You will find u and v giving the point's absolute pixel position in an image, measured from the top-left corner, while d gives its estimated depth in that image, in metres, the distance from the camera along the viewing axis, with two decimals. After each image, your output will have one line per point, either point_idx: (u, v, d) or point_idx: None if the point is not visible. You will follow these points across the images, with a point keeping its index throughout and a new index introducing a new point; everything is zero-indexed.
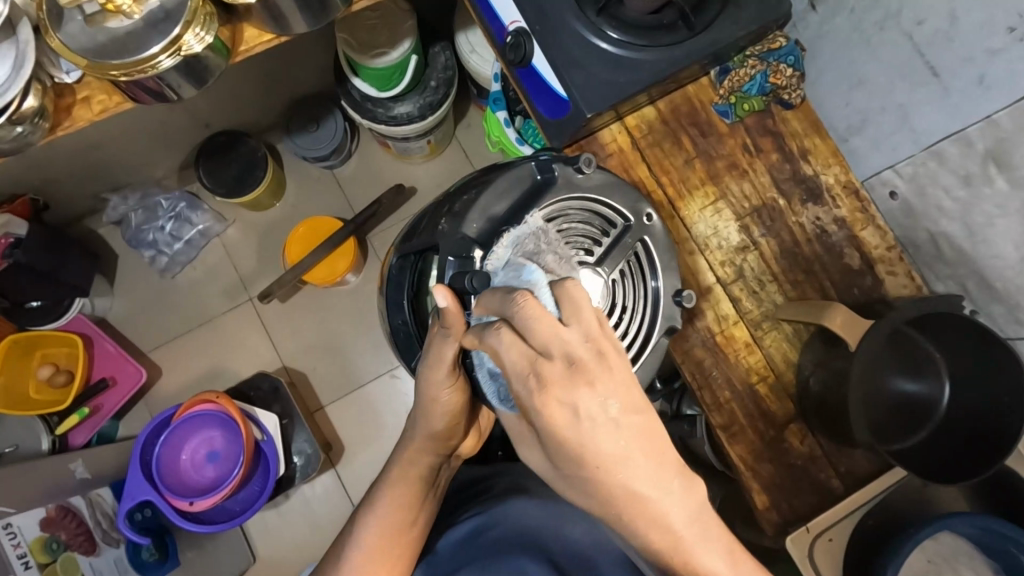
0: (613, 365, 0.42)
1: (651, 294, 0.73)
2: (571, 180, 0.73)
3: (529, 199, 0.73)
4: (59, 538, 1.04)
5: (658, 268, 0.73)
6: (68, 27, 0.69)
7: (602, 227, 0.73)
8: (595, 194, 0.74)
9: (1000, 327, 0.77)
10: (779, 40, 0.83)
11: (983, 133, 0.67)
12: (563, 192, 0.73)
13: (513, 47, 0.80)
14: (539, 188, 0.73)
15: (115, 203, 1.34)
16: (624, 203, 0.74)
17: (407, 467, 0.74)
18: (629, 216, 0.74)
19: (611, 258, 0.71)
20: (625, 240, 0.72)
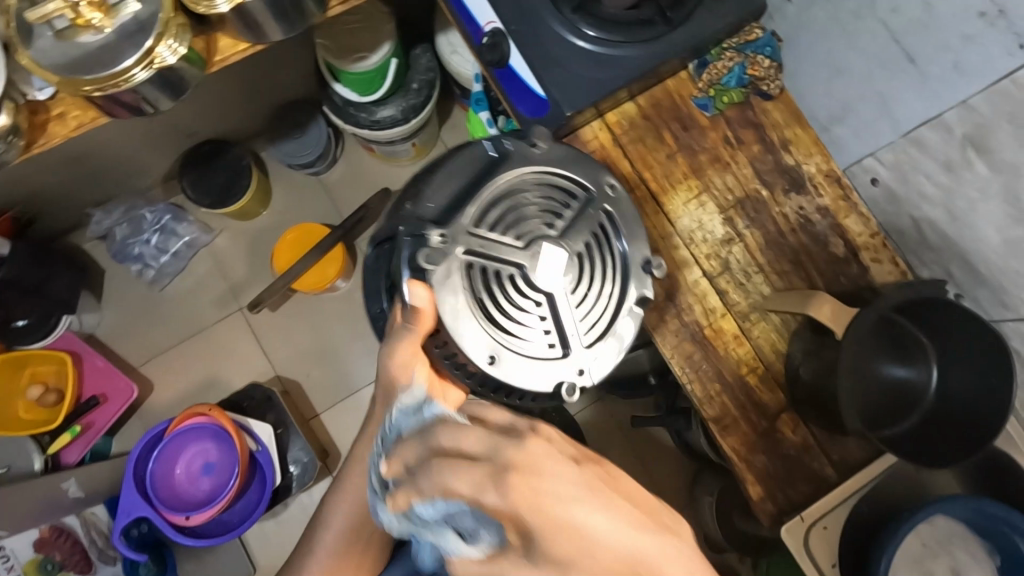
0: (532, 457, 0.35)
1: (618, 260, 0.71)
2: (527, 154, 0.70)
3: (485, 175, 0.70)
4: (54, 559, 1.06)
5: (624, 235, 0.71)
6: (38, 43, 0.68)
7: (566, 200, 0.70)
8: (554, 164, 0.71)
9: (985, 310, 0.78)
10: (756, 32, 0.83)
11: (960, 119, 0.68)
12: (518, 162, 0.69)
13: (490, 48, 0.80)
14: (498, 165, 0.70)
15: (99, 218, 1.33)
16: (580, 172, 0.72)
17: (376, 447, 0.73)
18: (592, 188, 0.70)
19: (577, 229, 0.68)
20: (588, 211, 0.70)
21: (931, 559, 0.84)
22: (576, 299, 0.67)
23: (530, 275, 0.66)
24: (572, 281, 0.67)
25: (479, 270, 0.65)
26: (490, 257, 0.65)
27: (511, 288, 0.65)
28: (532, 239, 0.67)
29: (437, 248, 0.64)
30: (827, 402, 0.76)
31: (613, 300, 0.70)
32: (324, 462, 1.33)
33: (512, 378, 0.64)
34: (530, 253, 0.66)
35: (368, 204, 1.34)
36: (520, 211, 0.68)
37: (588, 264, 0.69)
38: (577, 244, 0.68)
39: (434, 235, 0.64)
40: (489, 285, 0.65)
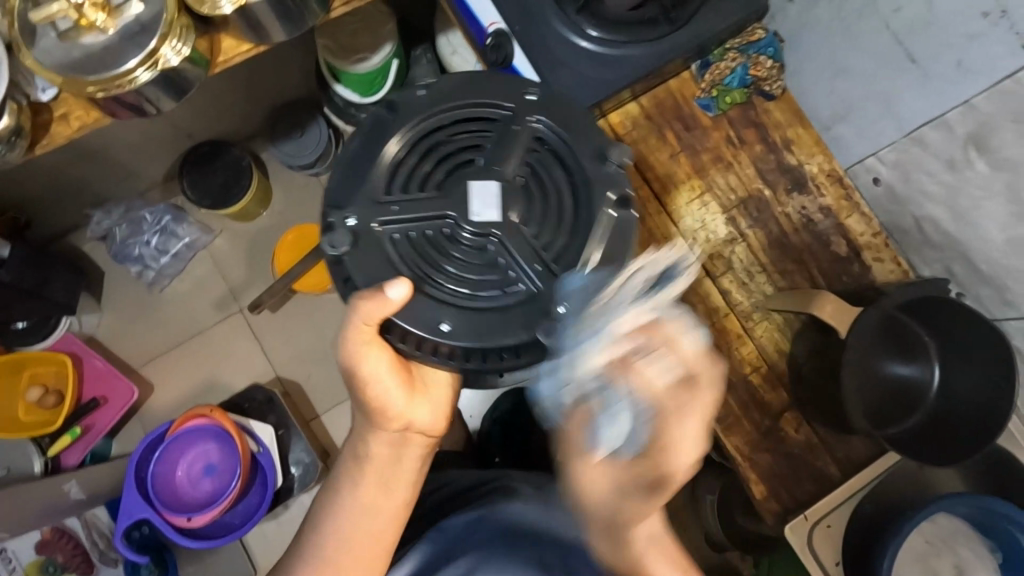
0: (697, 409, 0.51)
1: (571, 165, 0.67)
2: (414, 100, 0.68)
3: (380, 141, 0.67)
4: (56, 560, 1.10)
5: (562, 138, 0.67)
6: (41, 44, 0.68)
7: (484, 126, 0.68)
8: (450, 99, 0.68)
9: (987, 308, 0.79)
10: (758, 33, 0.83)
11: (962, 118, 0.68)
12: (414, 113, 0.67)
13: (494, 48, 0.79)
14: (394, 124, 0.67)
15: (99, 219, 1.32)
16: (495, 96, 0.68)
17: (358, 448, 0.68)
18: (509, 106, 0.68)
19: (501, 154, 0.66)
20: (512, 129, 0.67)
21: (933, 557, 0.85)
22: (531, 228, 0.64)
23: (461, 218, 0.64)
24: (513, 209, 0.65)
25: (406, 235, 0.65)
26: (414, 217, 0.64)
27: (450, 236, 0.64)
28: (456, 181, 0.65)
29: (344, 235, 0.63)
30: (827, 401, 0.76)
31: (575, 224, 0.65)
32: (325, 463, 1.33)
33: (468, 336, 0.62)
34: (455, 199, 0.64)
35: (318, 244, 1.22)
36: (436, 161, 0.66)
37: (529, 188, 0.66)
38: (516, 170, 0.66)
39: (346, 222, 0.64)
40: (423, 244, 0.64)
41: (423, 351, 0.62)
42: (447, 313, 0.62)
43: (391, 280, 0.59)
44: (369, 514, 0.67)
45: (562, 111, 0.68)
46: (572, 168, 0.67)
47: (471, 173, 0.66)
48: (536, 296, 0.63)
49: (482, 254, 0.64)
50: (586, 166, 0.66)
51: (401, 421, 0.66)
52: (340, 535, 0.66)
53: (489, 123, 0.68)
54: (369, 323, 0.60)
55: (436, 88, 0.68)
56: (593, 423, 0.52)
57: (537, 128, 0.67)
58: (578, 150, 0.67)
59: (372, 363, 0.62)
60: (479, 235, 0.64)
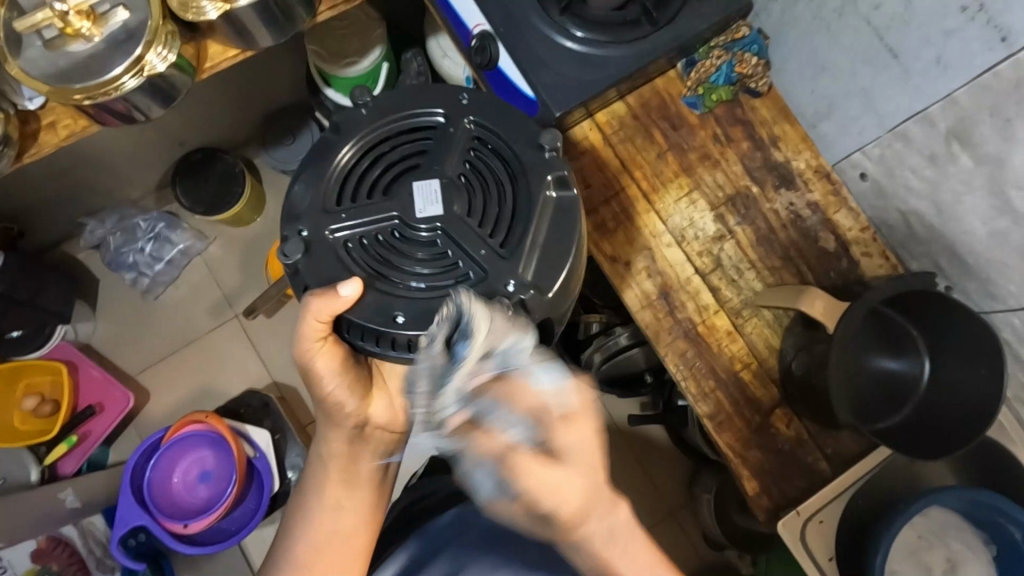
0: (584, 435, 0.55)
1: (511, 159, 0.67)
2: (355, 113, 0.68)
3: (324, 155, 0.67)
4: (51, 568, 1.10)
5: (501, 132, 0.67)
6: (27, 53, 0.68)
7: (424, 131, 0.68)
8: (389, 108, 0.68)
9: (974, 302, 0.80)
10: (742, 30, 0.84)
11: (944, 112, 0.69)
12: (355, 126, 0.68)
13: (479, 50, 0.80)
14: (337, 139, 0.67)
15: (92, 227, 1.32)
16: (431, 102, 0.69)
17: (323, 448, 0.70)
18: (442, 111, 0.68)
19: (442, 155, 0.66)
20: (450, 131, 0.67)
21: (926, 551, 0.85)
22: (477, 221, 0.64)
23: (407, 218, 0.64)
24: (456, 204, 0.65)
25: (357, 242, 0.64)
26: (362, 222, 0.64)
27: (398, 235, 0.64)
28: (401, 181, 0.66)
29: (297, 245, 0.63)
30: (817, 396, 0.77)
31: (520, 213, 0.65)
32: None
33: (423, 328, 0.60)
34: (400, 200, 0.65)
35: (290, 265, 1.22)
36: (380, 167, 0.67)
37: (474, 183, 0.66)
38: (459, 167, 0.66)
39: (298, 235, 0.64)
40: (373, 245, 0.64)
41: (381, 346, 0.62)
42: (402, 305, 0.62)
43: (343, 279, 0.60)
44: (338, 512, 0.68)
45: (496, 110, 0.68)
46: (512, 160, 0.67)
47: (414, 174, 0.66)
48: (486, 284, 0.63)
49: (430, 249, 0.64)
50: (525, 156, 0.66)
51: (357, 417, 0.68)
52: (311, 537, 0.66)
53: (427, 126, 0.68)
54: (322, 320, 0.60)
55: (373, 101, 0.68)
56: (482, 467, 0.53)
57: (474, 126, 0.68)
58: (516, 142, 0.67)
59: (326, 363, 0.64)
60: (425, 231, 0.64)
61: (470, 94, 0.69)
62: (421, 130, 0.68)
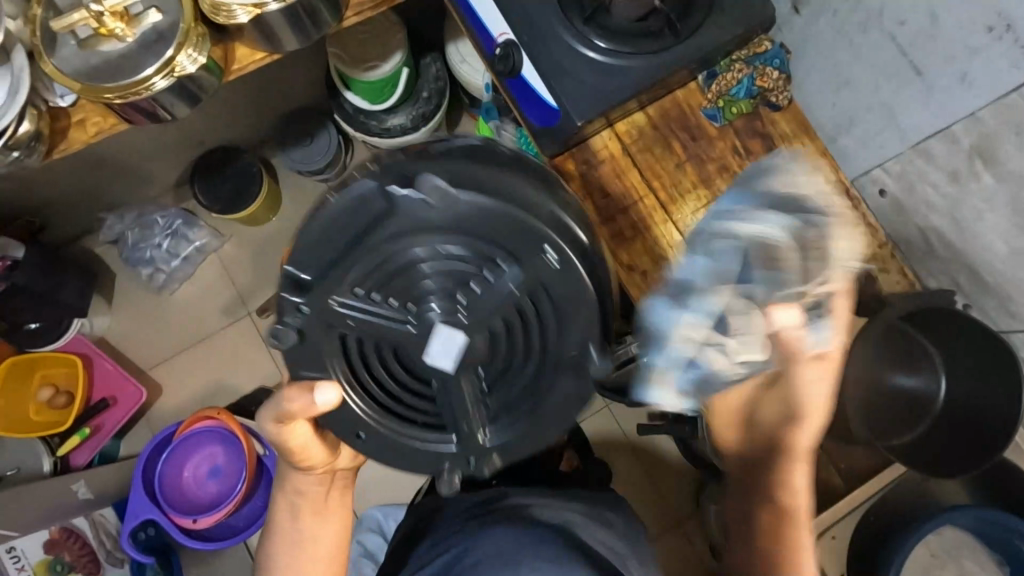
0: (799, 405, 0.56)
1: (551, 348, 0.53)
2: (414, 204, 0.50)
3: (361, 231, 0.51)
4: (63, 559, 1.12)
5: (562, 318, 0.52)
6: (62, 51, 0.70)
7: (465, 254, 0.51)
8: (457, 217, 0.51)
9: (992, 321, 0.79)
10: (765, 44, 0.84)
11: (967, 130, 0.69)
12: (404, 216, 0.51)
13: (502, 58, 0.81)
14: (381, 206, 0.51)
15: (111, 222, 1.34)
16: (508, 224, 0.51)
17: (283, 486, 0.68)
18: (508, 259, 0.51)
19: (473, 302, 0.52)
20: (499, 278, 0.51)
21: (937, 569, 0.86)
22: (477, 378, 0.53)
23: (411, 371, 0.54)
24: (466, 376, 0.53)
25: (359, 352, 0.54)
26: (366, 335, 0.53)
27: (395, 364, 0.55)
28: (415, 301, 0.52)
29: (293, 327, 0.53)
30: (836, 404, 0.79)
31: (528, 376, 0.54)
32: None
33: (382, 459, 0.56)
34: (410, 342, 0.53)
35: None
36: (399, 279, 0.52)
37: (494, 338, 0.53)
38: (482, 321, 0.52)
39: (295, 298, 0.52)
40: (371, 357, 0.54)
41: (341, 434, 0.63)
42: (375, 437, 0.56)
43: (321, 383, 0.53)
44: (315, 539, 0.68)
45: (567, 290, 0.52)
46: (552, 334, 0.53)
47: (441, 307, 0.52)
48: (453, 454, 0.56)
49: (418, 403, 0.55)
50: (565, 354, 0.53)
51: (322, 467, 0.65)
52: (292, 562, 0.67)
53: (481, 232, 0.51)
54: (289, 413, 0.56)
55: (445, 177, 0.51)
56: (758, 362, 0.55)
57: (526, 278, 0.51)
58: (568, 334, 0.53)
59: (300, 433, 0.61)
60: (424, 386, 0.55)
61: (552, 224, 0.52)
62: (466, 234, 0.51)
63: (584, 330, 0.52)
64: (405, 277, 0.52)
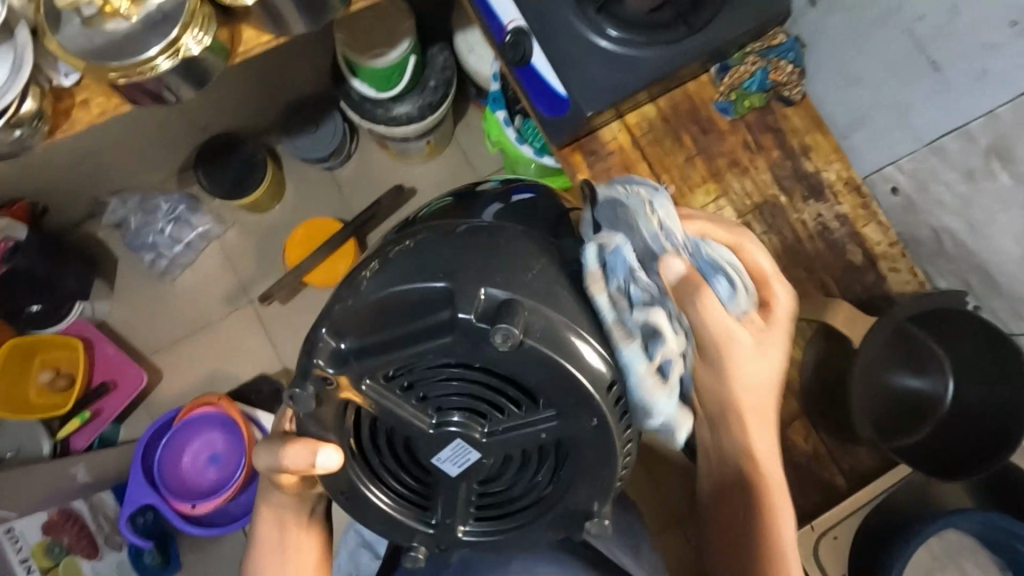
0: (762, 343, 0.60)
1: (553, 490, 0.51)
2: (484, 340, 0.43)
3: (415, 337, 0.44)
4: (61, 541, 1.13)
5: (573, 468, 0.49)
6: (66, 30, 0.69)
7: (513, 390, 0.46)
8: (517, 361, 0.44)
9: (1004, 323, 0.78)
10: (779, 36, 0.82)
11: (984, 127, 0.69)
12: (460, 346, 0.44)
13: (512, 46, 0.80)
14: (441, 318, 0.44)
15: (114, 206, 1.34)
16: (572, 376, 0.45)
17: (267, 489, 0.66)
18: (555, 413, 0.47)
19: (506, 433, 0.47)
20: (536, 425, 0.47)
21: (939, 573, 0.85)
22: (478, 485, 0.51)
23: (420, 461, 0.50)
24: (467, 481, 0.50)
25: (370, 424, 0.49)
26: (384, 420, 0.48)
27: (406, 456, 0.51)
28: (442, 412, 0.47)
29: (312, 389, 0.45)
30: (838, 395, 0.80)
31: (532, 486, 0.51)
32: None
33: (351, 510, 0.53)
34: (425, 443, 0.48)
35: (381, 200, 1.35)
36: (437, 396, 0.47)
37: (509, 459, 0.50)
38: (499, 450, 0.48)
39: (332, 365, 0.45)
40: (384, 443, 0.50)
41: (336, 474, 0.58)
42: (358, 497, 0.51)
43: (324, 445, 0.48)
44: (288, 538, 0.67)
45: (590, 457, 0.49)
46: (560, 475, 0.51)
47: (472, 427, 0.47)
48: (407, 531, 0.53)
49: (407, 478, 0.52)
50: (565, 497, 0.51)
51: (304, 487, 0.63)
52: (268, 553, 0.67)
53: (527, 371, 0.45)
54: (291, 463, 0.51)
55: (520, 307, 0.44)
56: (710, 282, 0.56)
57: (560, 429, 0.47)
58: (571, 482, 0.50)
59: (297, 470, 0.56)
60: (418, 474, 0.51)
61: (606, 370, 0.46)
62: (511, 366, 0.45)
63: (588, 484, 0.50)
64: (440, 397, 0.47)
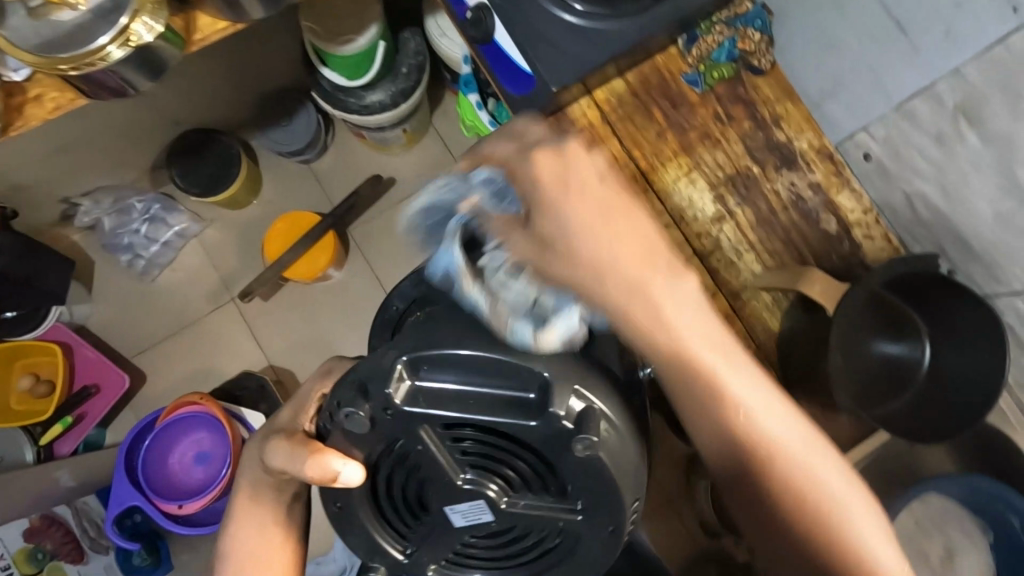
0: (599, 207, 0.48)
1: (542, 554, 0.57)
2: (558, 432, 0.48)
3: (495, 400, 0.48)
4: (44, 547, 1.14)
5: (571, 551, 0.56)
6: (11, 21, 0.67)
7: (550, 479, 0.51)
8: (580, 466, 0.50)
9: (978, 285, 0.79)
10: (746, 4, 0.81)
11: (952, 89, 0.70)
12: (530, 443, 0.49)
13: (474, 24, 0.78)
14: (531, 398, 0.48)
15: (87, 208, 1.31)
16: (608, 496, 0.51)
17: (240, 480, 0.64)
18: (580, 517, 0.53)
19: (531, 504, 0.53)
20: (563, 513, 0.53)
21: (924, 539, 0.86)
22: (483, 537, 0.57)
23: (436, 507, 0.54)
24: (472, 529, 0.55)
25: (399, 466, 0.53)
26: (422, 465, 0.51)
27: (417, 496, 0.54)
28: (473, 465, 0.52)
29: (365, 416, 0.47)
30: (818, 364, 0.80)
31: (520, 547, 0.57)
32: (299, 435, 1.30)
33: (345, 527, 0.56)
34: (450, 494, 0.53)
35: (359, 190, 1.34)
36: (486, 458, 0.51)
37: (516, 528, 0.55)
38: (510, 519, 0.54)
39: (370, 405, 0.47)
40: (399, 482, 0.54)
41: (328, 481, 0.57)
42: (352, 507, 0.54)
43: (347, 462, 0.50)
44: (264, 531, 0.63)
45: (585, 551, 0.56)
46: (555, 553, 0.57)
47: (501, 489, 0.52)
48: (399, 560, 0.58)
49: (410, 517, 0.56)
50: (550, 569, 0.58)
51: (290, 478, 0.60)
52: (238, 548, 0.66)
53: (548, 434, 0.48)
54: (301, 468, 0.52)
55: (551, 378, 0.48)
56: (495, 198, 0.53)
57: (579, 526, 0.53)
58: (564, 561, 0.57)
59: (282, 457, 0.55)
60: (424, 518, 0.55)
61: (617, 431, 0.50)
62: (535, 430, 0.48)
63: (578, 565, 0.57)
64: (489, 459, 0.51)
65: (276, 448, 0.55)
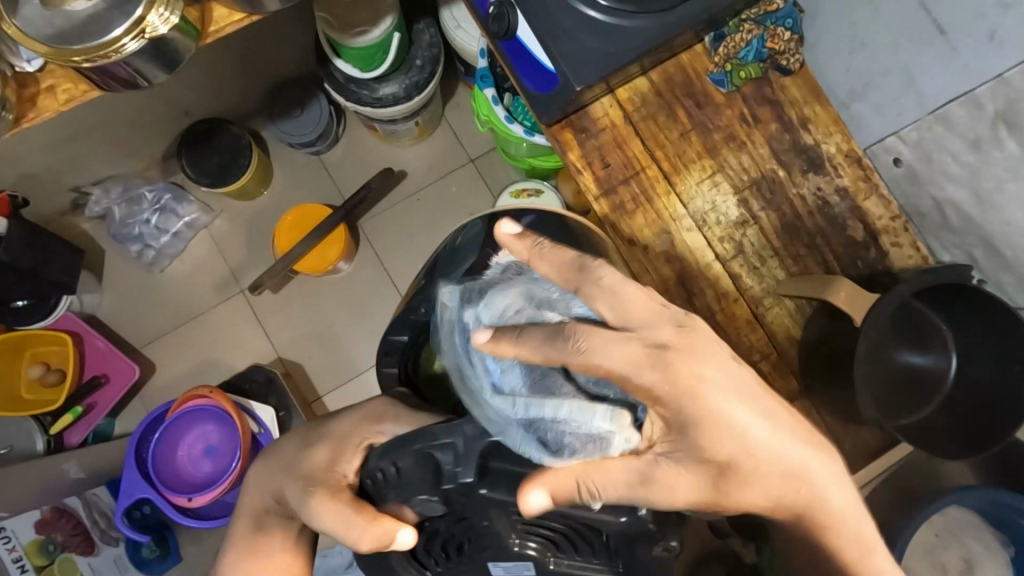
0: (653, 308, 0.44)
1: None
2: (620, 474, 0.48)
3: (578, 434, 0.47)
4: (55, 539, 1.15)
5: None
6: (24, 11, 0.65)
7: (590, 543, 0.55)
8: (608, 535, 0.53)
9: (1009, 296, 0.77)
10: (777, 2, 0.79)
11: (993, 93, 0.68)
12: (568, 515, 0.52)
13: (495, 19, 0.76)
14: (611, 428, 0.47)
15: (97, 197, 1.29)
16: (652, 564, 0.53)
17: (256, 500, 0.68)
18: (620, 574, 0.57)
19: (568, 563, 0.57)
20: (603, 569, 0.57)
21: (942, 551, 0.85)
22: None
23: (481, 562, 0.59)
24: None
25: (442, 525, 0.58)
26: (466, 531, 0.57)
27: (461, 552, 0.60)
28: (523, 536, 0.56)
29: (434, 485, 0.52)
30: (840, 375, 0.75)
31: None
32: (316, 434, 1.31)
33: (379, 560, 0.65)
34: (496, 554, 0.57)
35: (370, 184, 1.32)
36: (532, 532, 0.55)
37: None
38: None
39: (448, 484, 0.51)
40: (442, 543, 0.60)
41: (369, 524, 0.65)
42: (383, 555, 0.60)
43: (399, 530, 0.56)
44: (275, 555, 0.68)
45: None
46: None
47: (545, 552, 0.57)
48: None
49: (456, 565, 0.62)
50: None
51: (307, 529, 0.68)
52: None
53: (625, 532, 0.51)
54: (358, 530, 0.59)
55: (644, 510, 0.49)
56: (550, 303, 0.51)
57: None
58: None
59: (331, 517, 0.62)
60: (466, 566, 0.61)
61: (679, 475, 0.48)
62: (621, 523, 0.50)
63: None
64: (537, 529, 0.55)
65: (324, 502, 0.61)
